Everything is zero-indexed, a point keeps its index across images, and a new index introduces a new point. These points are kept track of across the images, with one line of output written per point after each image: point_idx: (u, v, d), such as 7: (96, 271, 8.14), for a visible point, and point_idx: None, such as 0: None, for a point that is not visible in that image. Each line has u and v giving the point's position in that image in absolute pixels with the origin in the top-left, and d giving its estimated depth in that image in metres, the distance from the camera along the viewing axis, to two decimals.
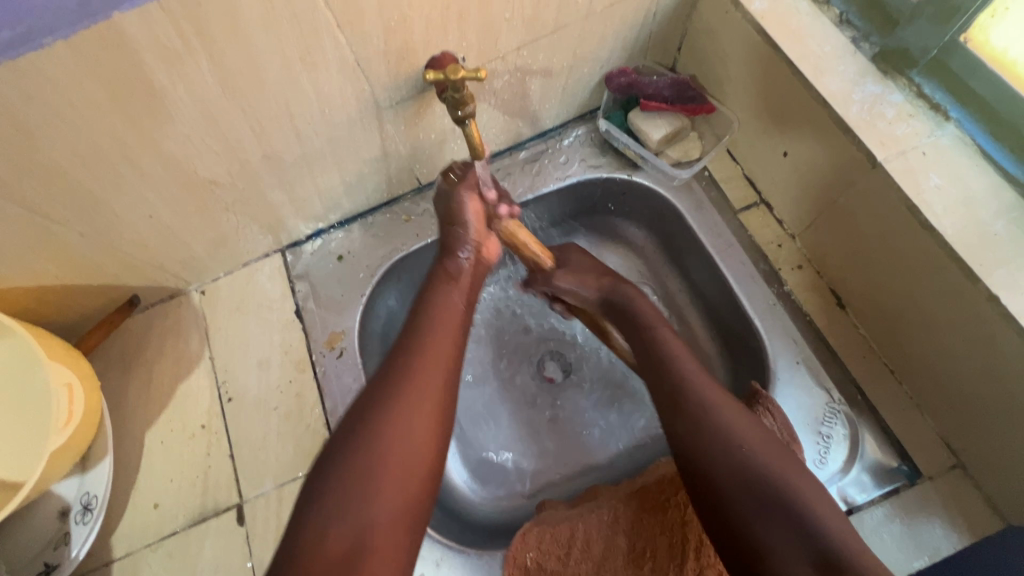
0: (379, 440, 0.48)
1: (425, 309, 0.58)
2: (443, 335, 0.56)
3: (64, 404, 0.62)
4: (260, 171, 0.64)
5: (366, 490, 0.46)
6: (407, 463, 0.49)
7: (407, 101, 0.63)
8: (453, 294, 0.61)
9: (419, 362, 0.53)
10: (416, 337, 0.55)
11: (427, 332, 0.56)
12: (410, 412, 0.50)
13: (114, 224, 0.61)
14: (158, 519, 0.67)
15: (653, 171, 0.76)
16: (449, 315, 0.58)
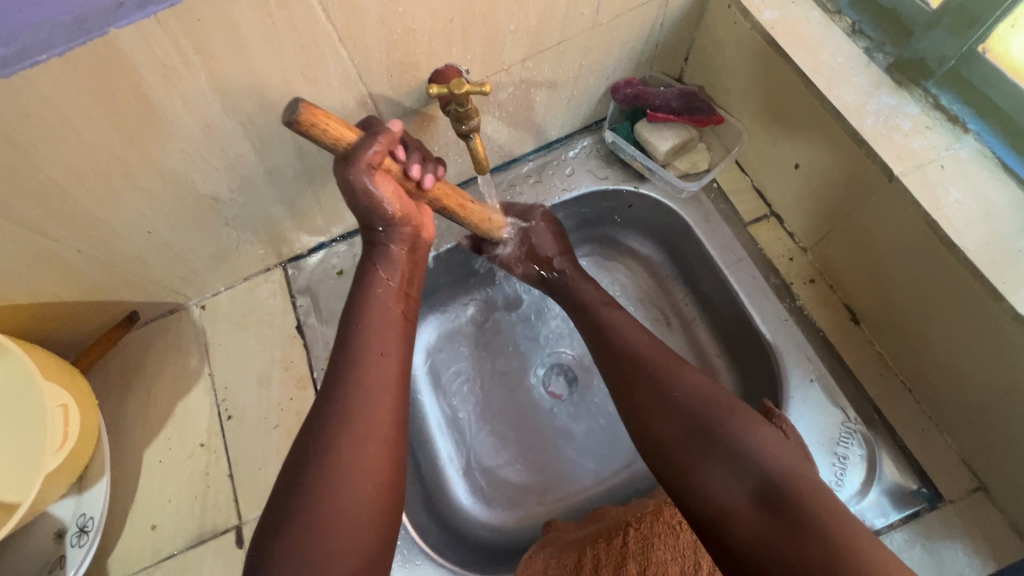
0: (327, 494, 0.44)
1: (360, 329, 0.52)
2: (385, 358, 0.51)
3: (61, 424, 0.61)
4: (261, 186, 0.63)
5: (322, 548, 0.43)
6: (359, 507, 0.45)
7: (410, 114, 0.62)
8: (390, 308, 0.54)
9: (359, 396, 0.48)
10: (349, 365, 0.49)
11: (360, 356, 0.50)
12: (353, 456, 0.46)
13: (113, 241, 0.60)
14: (156, 540, 0.65)
15: (660, 183, 0.74)
16: (385, 329, 0.52)
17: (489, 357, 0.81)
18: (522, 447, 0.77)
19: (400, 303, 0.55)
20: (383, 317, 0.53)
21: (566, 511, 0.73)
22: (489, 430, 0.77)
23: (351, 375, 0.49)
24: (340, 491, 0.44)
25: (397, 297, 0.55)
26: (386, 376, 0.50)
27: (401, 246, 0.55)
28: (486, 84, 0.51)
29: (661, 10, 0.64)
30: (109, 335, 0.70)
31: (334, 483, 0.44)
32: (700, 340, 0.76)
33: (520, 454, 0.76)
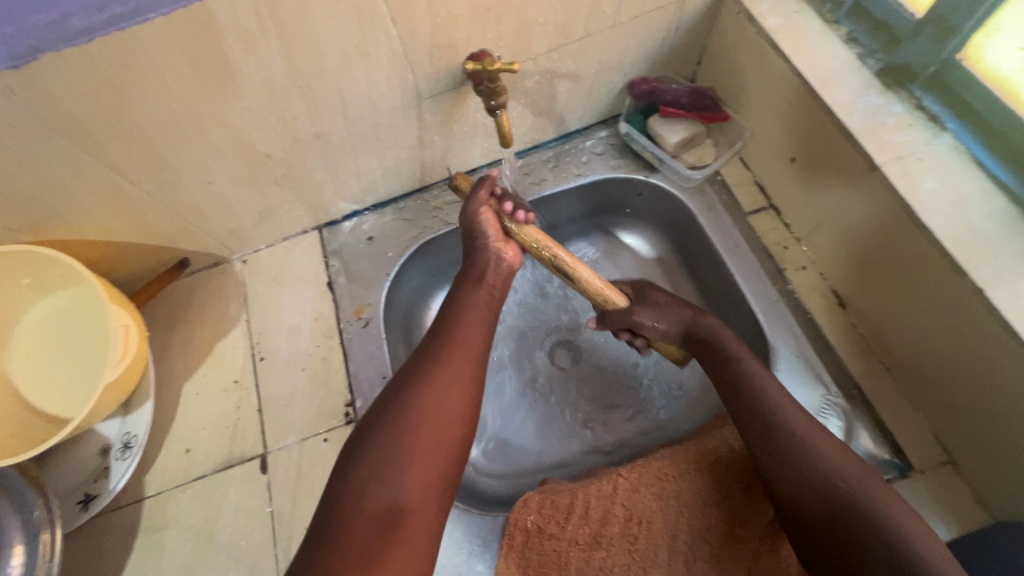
0: (410, 415, 0.50)
1: (456, 304, 0.62)
2: (472, 327, 0.60)
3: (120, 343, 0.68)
4: (310, 150, 0.71)
5: (400, 460, 0.48)
6: (440, 439, 0.50)
7: (445, 93, 0.69)
8: (481, 292, 0.63)
9: (450, 347, 0.57)
10: (444, 326, 0.59)
11: (454, 323, 0.59)
12: (440, 397, 0.52)
13: (178, 189, 0.68)
14: (188, 463, 0.72)
15: (669, 173, 0.81)
16: (480, 306, 0.62)
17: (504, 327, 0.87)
18: (526, 413, 0.82)
19: (486, 294, 0.63)
20: (485, 298, 0.63)
21: (558, 473, 0.78)
22: (498, 393, 0.83)
23: (446, 331, 0.58)
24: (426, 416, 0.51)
25: (487, 284, 0.64)
26: (474, 339, 0.58)
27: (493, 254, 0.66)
28: (515, 63, 0.58)
29: (676, 15, 0.71)
30: (161, 278, 0.78)
31: (423, 407, 0.51)
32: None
33: (525, 420, 0.82)
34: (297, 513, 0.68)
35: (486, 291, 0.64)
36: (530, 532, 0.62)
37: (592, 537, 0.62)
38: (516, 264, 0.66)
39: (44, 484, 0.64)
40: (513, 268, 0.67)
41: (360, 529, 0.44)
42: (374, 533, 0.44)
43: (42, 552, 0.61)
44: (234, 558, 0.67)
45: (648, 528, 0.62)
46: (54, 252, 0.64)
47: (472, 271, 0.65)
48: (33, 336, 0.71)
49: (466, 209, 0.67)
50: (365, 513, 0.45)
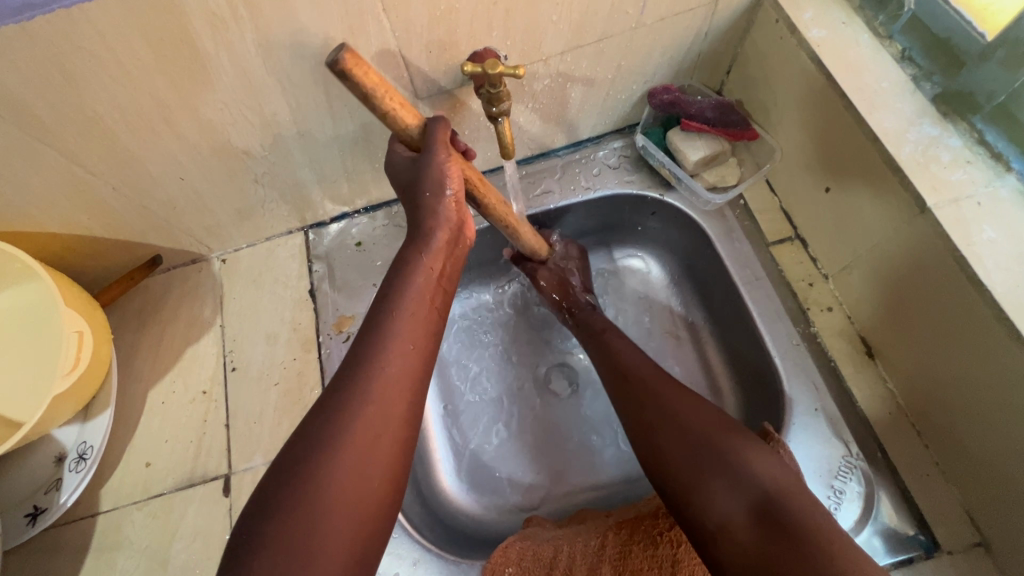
0: (322, 486, 0.41)
1: (388, 310, 0.50)
2: (412, 348, 0.49)
3: (74, 350, 0.63)
4: (293, 147, 0.64)
5: (308, 549, 0.39)
6: (360, 512, 0.43)
7: (444, 94, 0.63)
8: (426, 295, 0.52)
9: (377, 385, 0.46)
10: (374, 344, 0.48)
11: (387, 341, 0.48)
12: (364, 455, 0.43)
13: (147, 183, 0.62)
14: (147, 478, 0.67)
15: (686, 193, 0.74)
16: (418, 321, 0.50)
17: (501, 335, 0.82)
18: (508, 429, 0.77)
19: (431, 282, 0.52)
20: (422, 310, 0.51)
21: (530, 504, 0.73)
22: (484, 404, 0.78)
23: (369, 359, 0.47)
24: (347, 483, 0.42)
25: (432, 280, 0.52)
26: (407, 368, 0.47)
27: (445, 236, 0.54)
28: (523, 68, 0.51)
29: (707, 19, 0.63)
30: (132, 275, 0.73)
31: (342, 471, 0.42)
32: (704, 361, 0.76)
33: (506, 436, 0.77)
34: None
35: (426, 300, 0.51)
36: None
37: None
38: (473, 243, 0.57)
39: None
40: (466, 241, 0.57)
41: None
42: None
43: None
44: None
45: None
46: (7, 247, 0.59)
47: (412, 247, 0.53)
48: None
49: (424, 157, 0.51)
50: None
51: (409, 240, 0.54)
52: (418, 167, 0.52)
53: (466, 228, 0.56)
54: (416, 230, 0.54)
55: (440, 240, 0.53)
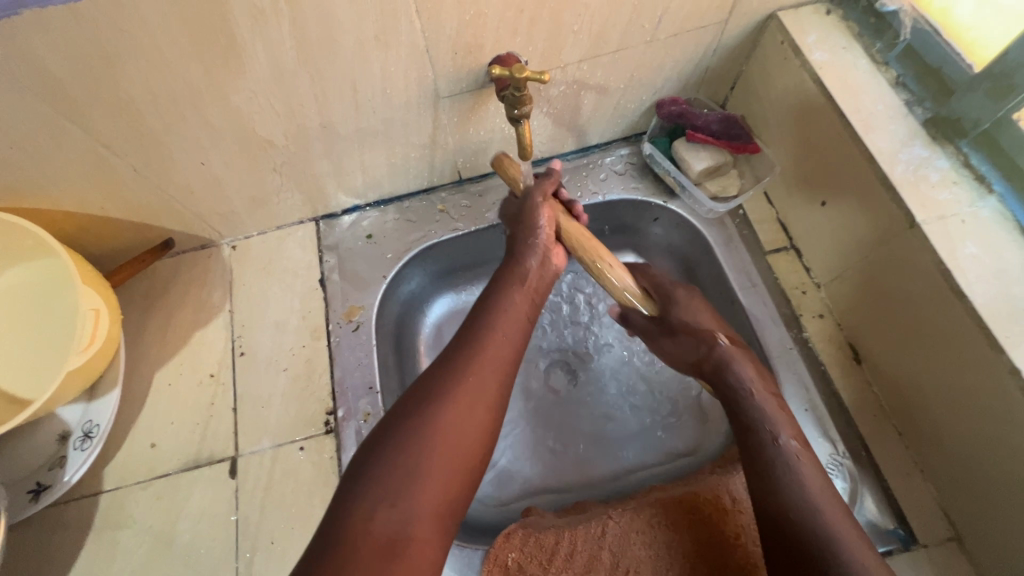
0: (429, 433, 0.46)
1: (489, 307, 0.57)
2: (506, 338, 0.55)
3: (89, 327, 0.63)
4: (314, 139, 0.66)
5: (413, 482, 0.44)
6: (458, 462, 0.46)
7: (465, 94, 0.65)
8: (520, 299, 0.59)
9: (478, 361, 0.51)
10: (475, 330, 0.55)
11: (487, 328, 0.55)
12: (465, 414, 0.48)
13: (168, 166, 0.63)
14: (152, 459, 0.68)
15: (689, 201, 0.77)
16: (512, 320, 0.57)
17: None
18: (508, 423, 0.79)
19: (526, 299, 0.59)
20: (518, 311, 0.58)
21: (528, 496, 0.75)
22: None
23: (471, 340, 0.53)
24: (449, 434, 0.46)
25: (525, 288, 0.60)
26: (502, 354, 0.53)
27: (536, 261, 0.61)
28: (547, 73, 0.54)
29: (717, 37, 0.67)
30: (142, 257, 0.73)
31: (443, 426, 0.46)
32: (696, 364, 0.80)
33: (506, 430, 0.79)
34: (264, 525, 0.64)
35: (520, 303, 0.58)
36: (510, 570, 0.59)
37: None
38: (559, 271, 0.64)
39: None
40: (556, 272, 0.65)
41: (365, 558, 0.40)
42: (378, 563, 0.40)
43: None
44: (191, 567, 0.62)
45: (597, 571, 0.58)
46: (24, 223, 0.59)
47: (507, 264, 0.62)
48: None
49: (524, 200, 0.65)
50: (371, 536, 0.41)
51: (508, 263, 0.62)
52: (524, 207, 0.64)
53: (556, 253, 0.63)
54: (516, 252, 0.62)
55: (534, 265, 0.61)
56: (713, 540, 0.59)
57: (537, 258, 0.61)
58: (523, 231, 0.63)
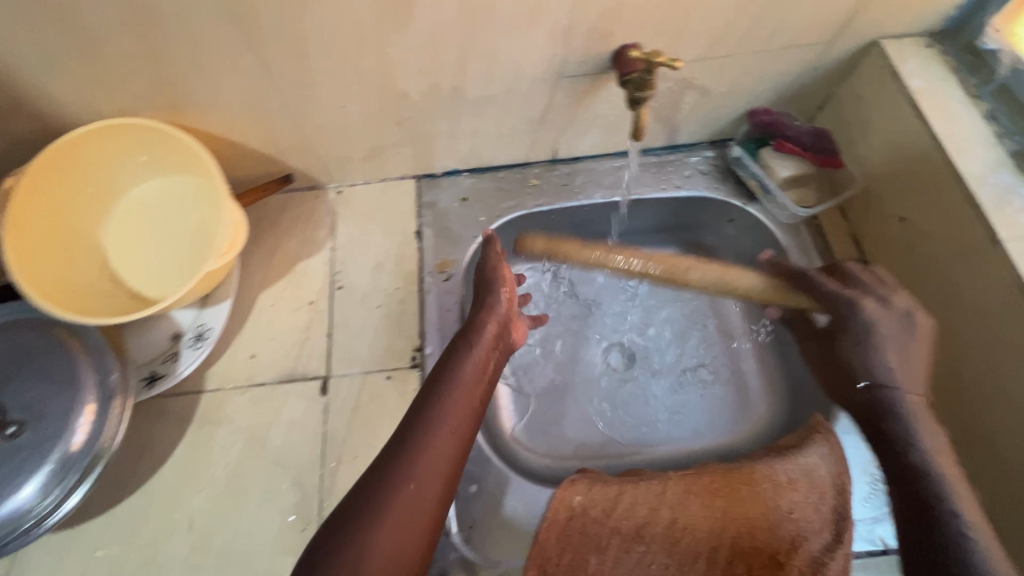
0: (374, 533, 0.48)
1: (444, 390, 0.59)
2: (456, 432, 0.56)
3: (229, 236, 0.69)
4: (442, 100, 0.72)
5: None
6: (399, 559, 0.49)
7: (584, 77, 0.71)
8: (472, 388, 0.60)
9: (427, 458, 0.54)
10: (427, 420, 0.56)
11: (439, 420, 0.56)
12: (410, 513, 0.51)
13: (313, 106, 0.70)
14: (251, 368, 0.74)
15: (768, 206, 0.82)
16: (464, 407, 0.58)
17: (554, 307, 0.91)
18: (564, 385, 0.85)
19: (477, 381, 0.61)
20: (469, 397, 0.59)
21: (580, 447, 0.81)
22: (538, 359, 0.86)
23: (425, 431, 0.55)
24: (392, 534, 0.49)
25: (479, 379, 0.61)
26: (450, 449, 0.55)
27: (492, 334, 0.65)
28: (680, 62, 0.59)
29: (821, 56, 0.73)
30: (267, 187, 0.80)
31: (388, 527, 0.49)
32: (738, 342, 0.87)
33: (558, 388, 0.85)
34: (349, 440, 0.69)
35: (473, 388, 0.60)
36: (575, 512, 0.63)
37: (635, 531, 0.62)
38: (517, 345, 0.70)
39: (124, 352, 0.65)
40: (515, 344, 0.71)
41: None
42: None
43: (110, 414, 0.62)
44: (280, 468, 0.68)
45: (652, 527, 0.62)
46: (172, 131, 0.67)
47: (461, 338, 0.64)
48: (143, 212, 0.76)
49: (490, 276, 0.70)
50: None
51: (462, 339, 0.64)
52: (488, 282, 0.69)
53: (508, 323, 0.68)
54: (471, 328, 0.65)
55: (489, 339, 0.64)
56: (772, 508, 0.63)
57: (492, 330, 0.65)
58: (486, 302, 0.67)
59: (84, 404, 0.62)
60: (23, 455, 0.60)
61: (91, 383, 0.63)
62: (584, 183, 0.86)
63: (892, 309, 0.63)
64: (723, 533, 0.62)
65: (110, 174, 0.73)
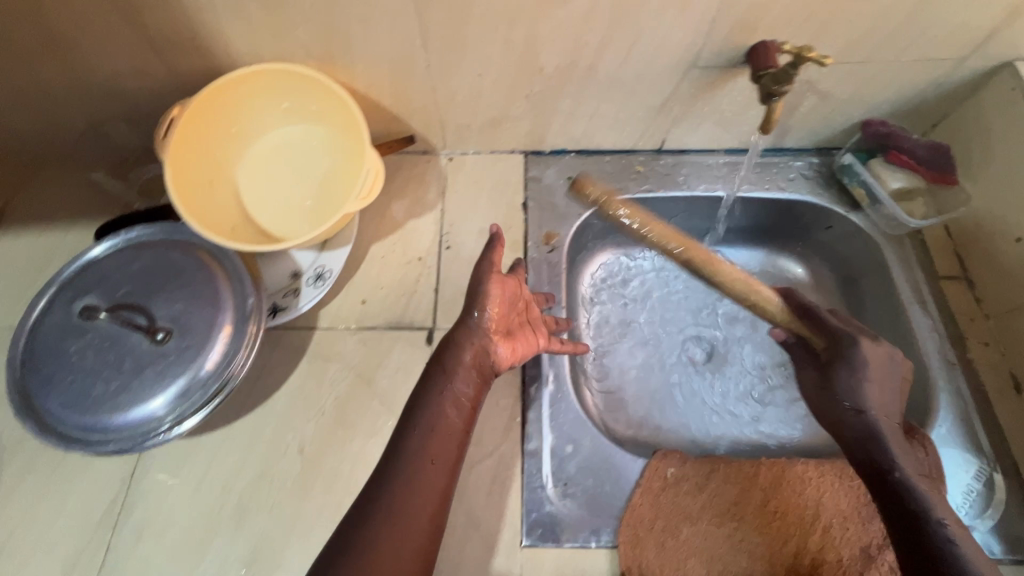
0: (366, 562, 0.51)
1: (424, 418, 0.60)
2: (438, 461, 0.58)
3: (368, 182, 0.72)
4: (574, 78, 0.76)
5: None
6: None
7: (716, 69, 0.73)
8: (452, 414, 0.61)
9: (412, 485, 0.56)
10: (407, 449, 0.58)
11: (421, 447, 0.58)
12: (400, 539, 0.53)
13: (454, 72, 0.74)
14: (361, 312, 0.78)
15: (872, 217, 0.83)
16: (441, 439, 0.59)
17: (636, 294, 0.93)
18: (645, 367, 0.87)
19: (454, 407, 0.61)
20: (445, 427, 0.60)
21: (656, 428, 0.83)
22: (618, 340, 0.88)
23: (408, 460, 0.57)
24: (385, 559, 0.51)
25: (458, 405, 0.62)
26: (437, 473, 0.57)
27: (471, 357, 0.63)
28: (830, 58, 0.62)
29: (951, 72, 0.73)
30: (391, 145, 0.84)
31: (378, 554, 0.51)
32: None
33: (635, 369, 0.87)
34: None
35: (450, 419, 0.60)
36: (668, 482, 0.66)
37: (726, 508, 0.65)
38: (509, 362, 0.66)
39: (259, 280, 0.70)
40: (504, 363, 0.66)
41: None
42: None
43: (245, 334, 0.66)
44: (384, 408, 0.72)
45: (743, 507, 0.65)
46: (321, 79, 0.71)
47: (437, 363, 0.63)
48: (276, 156, 0.81)
49: (473, 284, 0.65)
50: None
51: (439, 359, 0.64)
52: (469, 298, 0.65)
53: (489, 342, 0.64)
54: (451, 344, 0.63)
55: (467, 361, 0.63)
56: (863, 503, 0.65)
57: (471, 352, 0.63)
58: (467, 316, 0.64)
59: (223, 321, 0.67)
60: (166, 360, 0.64)
61: (230, 303, 0.67)
62: (687, 175, 0.88)
63: (880, 345, 0.66)
64: (816, 521, 0.64)
65: (254, 116, 0.78)
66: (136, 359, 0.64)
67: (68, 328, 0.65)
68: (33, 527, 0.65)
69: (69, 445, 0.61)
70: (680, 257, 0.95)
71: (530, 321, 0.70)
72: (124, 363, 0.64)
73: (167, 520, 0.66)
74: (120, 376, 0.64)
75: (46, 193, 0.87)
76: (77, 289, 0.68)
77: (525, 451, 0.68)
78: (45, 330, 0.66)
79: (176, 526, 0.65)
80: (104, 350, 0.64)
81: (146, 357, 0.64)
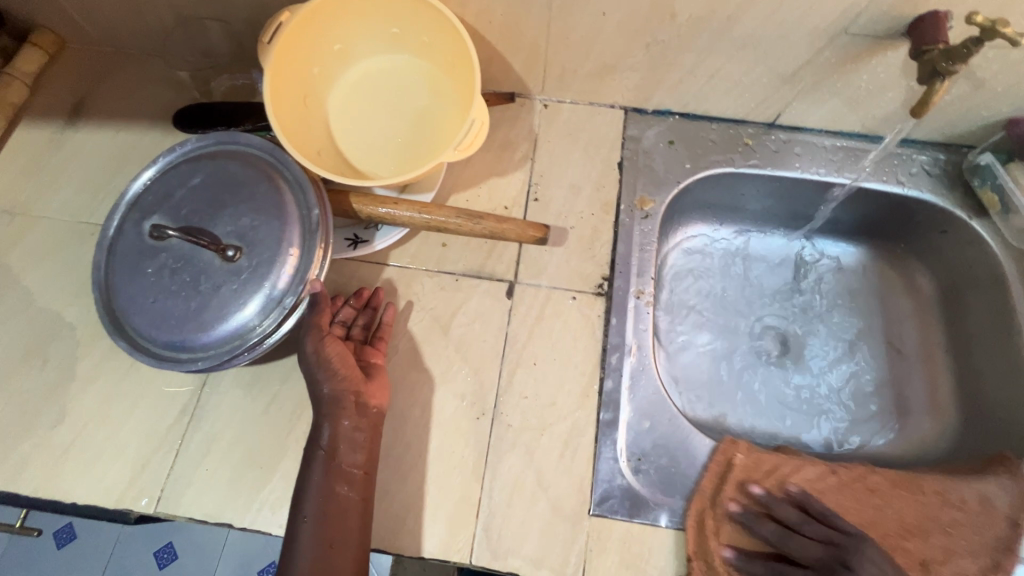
0: None
1: (320, 501, 0.56)
2: (349, 537, 0.56)
3: (472, 132, 0.67)
4: (704, 31, 0.68)
5: None
6: None
7: (867, 38, 0.66)
8: (352, 493, 0.57)
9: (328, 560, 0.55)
10: (308, 535, 0.55)
11: (326, 530, 0.55)
12: None
13: (575, 8, 0.67)
14: (441, 256, 0.75)
15: (996, 226, 0.76)
16: (338, 523, 0.56)
17: (717, 273, 0.89)
18: (719, 351, 0.85)
19: (346, 487, 0.57)
20: (336, 505, 0.56)
21: (721, 416, 0.80)
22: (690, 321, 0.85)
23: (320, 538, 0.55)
24: None
25: (357, 479, 0.58)
26: (350, 545, 0.56)
27: (352, 422, 0.59)
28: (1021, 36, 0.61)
29: None
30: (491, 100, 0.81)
31: None
32: (905, 355, 0.84)
33: (707, 351, 0.84)
34: (530, 347, 0.70)
35: (340, 494, 0.57)
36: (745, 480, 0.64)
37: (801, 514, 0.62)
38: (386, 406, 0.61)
39: (325, 193, 0.65)
40: (383, 408, 0.61)
41: None
42: None
43: (315, 251, 0.62)
44: (460, 355, 0.69)
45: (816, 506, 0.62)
46: (438, 7, 0.65)
47: (321, 450, 0.58)
48: (373, 82, 0.77)
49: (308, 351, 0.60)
50: None
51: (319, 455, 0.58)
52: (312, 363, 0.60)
53: (358, 386, 0.60)
54: (320, 415, 0.59)
55: (354, 429, 0.59)
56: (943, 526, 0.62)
57: (356, 423, 0.59)
58: (318, 377, 0.60)
59: (292, 239, 0.62)
60: (241, 279, 0.61)
61: (296, 217, 0.63)
62: (801, 156, 0.81)
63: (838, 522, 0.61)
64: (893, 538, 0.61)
65: (357, 36, 0.73)
66: (210, 278, 0.62)
67: (143, 248, 0.63)
68: (105, 426, 0.66)
69: (161, 365, 0.61)
70: (763, 243, 0.90)
71: (370, 325, 0.68)
72: (200, 282, 0.61)
73: (236, 436, 0.65)
74: (197, 297, 0.61)
75: (128, 90, 0.84)
76: (144, 210, 0.65)
77: (601, 420, 0.66)
78: (121, 250, 0.64)
79: (245, 443, 0.65)
80: (179, 270, 0.62)
81: (219, 276, 0.61)
